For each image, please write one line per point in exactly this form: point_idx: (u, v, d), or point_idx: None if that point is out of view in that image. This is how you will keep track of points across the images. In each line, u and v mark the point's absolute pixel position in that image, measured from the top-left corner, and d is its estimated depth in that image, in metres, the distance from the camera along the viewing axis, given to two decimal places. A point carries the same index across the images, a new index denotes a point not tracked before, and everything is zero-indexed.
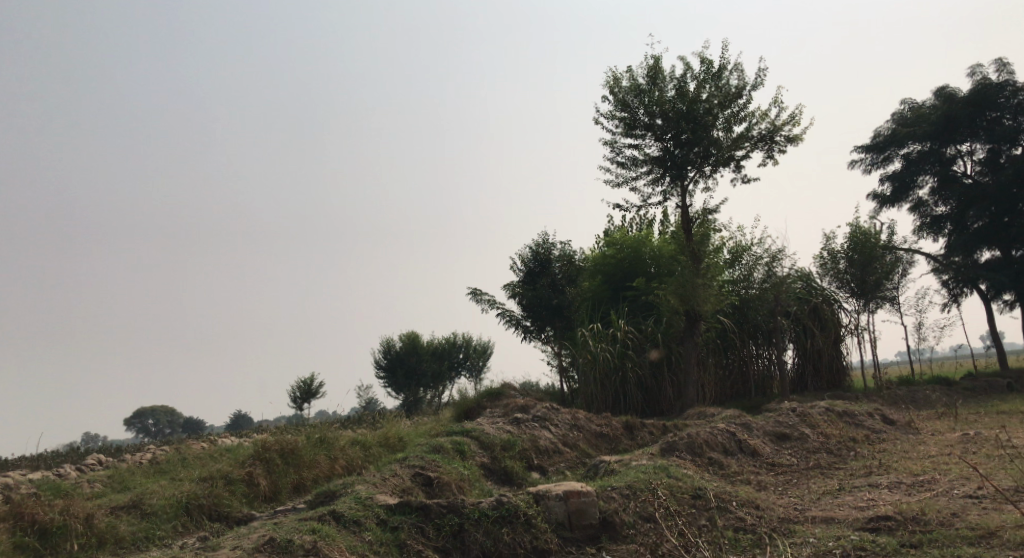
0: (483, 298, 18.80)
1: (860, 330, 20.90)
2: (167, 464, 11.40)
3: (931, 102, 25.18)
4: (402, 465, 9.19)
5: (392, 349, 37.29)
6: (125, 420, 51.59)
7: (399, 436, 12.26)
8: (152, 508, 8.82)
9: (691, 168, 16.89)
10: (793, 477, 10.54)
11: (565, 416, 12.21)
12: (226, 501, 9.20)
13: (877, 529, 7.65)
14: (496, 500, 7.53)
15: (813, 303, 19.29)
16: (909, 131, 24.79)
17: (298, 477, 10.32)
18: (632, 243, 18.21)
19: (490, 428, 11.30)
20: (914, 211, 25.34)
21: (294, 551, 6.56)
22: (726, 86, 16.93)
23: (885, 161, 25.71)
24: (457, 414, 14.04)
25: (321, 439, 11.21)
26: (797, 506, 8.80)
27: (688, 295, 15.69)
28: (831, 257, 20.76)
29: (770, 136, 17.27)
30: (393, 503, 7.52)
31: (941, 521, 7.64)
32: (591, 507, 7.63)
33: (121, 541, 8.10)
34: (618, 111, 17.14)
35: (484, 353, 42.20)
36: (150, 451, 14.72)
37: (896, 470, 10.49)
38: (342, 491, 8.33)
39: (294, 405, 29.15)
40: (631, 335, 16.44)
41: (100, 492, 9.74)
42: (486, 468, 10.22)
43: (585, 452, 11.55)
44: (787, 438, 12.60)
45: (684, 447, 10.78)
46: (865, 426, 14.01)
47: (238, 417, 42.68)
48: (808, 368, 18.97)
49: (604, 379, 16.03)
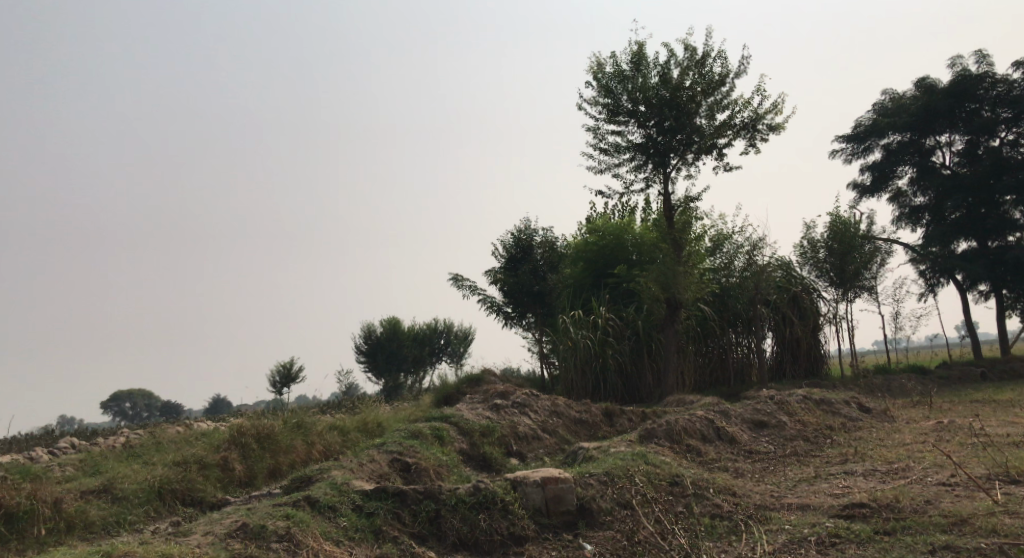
0: (464, 283, 18.69)
1: (838, 319, 21.03)
2: (140, 448, 11.24)
3: (912, 92, 25.27)
4: (379, 450, 9.13)
5: (373, 334, 37.14)
6: (102, 403, 51.07)
7: (378, 421, 12.19)
8: (124, 492, 8.69)
9: (673, 155, 16.85)
10: (770, 464, 10.59)
11: (544, 402, 12.18)
12: (200, 486, 9.15)
13: (851, 516, 7.68)
14: (473, 486, 7.49)
15: (793, 291, 19.36)
16: (889, 121, 24.87)
17: (274, 462, 10.22)
18: (614, 229, 18.21)
19: (470, 414, 11.26)
20: (893, 201, 25.48)
21: (267, 537, 6.49)
22: (710, 74, 16.89)
23: (865, 151, 25.79)
24: (437, 400, 13.97)
25: (298, 424, 11.11)
26: (774, 493, 8.83)
27: (669, 282, 15.72)
28: (811, 246, 20.85)
29: (753, 125, 17.27)
30: (368, 489, 7.45)
31: (915, 508, 7.68)
32: (568, 494, 7.59)
33: (91, 526, 8.00)
34: (601, 97, 17.06)
35: (466, 339, 42.05)
36: (125, 435, 14.54)
37: (871, 457, 10.57)
38: (317, 477, 8.26)
39: (273, 390, 28.96)
40: (612, 322, 16.45)
41: (71, 476, 9.59)
42: (465, 454, 10.19)
43: (564, 438, 11.53)
44: (765, 425, 12.65)
45: (663, 434, 10.80)
46: (842, 415, 14.10)
47: (217, 402, 42.40)
48: (787, 356, 19.06)
49: (584, 366, 15.99)
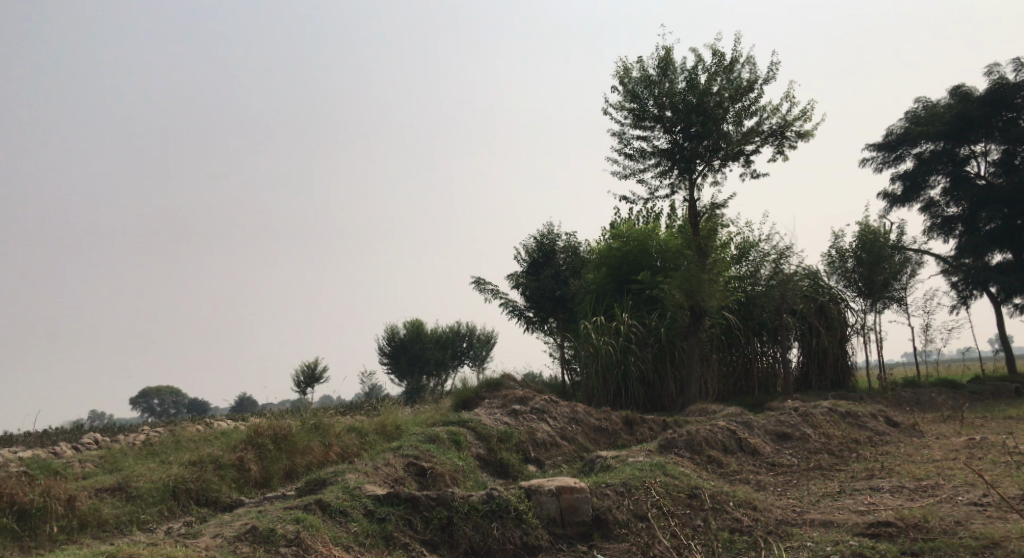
0: (486, 286, 18.58)
1: (866, 330, 20.69)
2: (160, 445, 11.25)
3: (946, 100, 24.78)
4: (396, 454, 9.04)
5: (396, 336, 37.16)
6: (131, 399, 51.65)
7: (396, 424, 12.11)
8: (139, 491, 8.70)
9: (700, 161, 16.65)
10: (793, 478, 10.37)
11: (564, 408, 12.04)
12: (215, 486, 9.14)
13: (877, 535, 7.46)
14: (487, 494, 7.37)
15: (820, 301, 19.02)
16: (922, 130, 24.41)
17: (290, 463, 10.18)
18: (638, 236, 18.25)
19: (488, 419, 11.13)
20: (925, 211, 25.03)
21: (275, 541, 6.42)
22: (738, 80, 16.67)
23: (896, 160, 25.37)
24: (456, 403, 13.88)
25: (316, 424, 11.05)
26: (796, 508, 8.62)
27: (693, 290, 15.49)
28: (839, 256, 20.49)
29: (781, 132, 17.02)
30: (381, 494, 7.36)
31: (944, 529, 7.44)
32: (584, 504, 7.46)
33: (104, 524, 8.02)
34: (627, 102, 16.91)
35: (489, 343, 41.85)
36: (147, 431, 14.61)
37: (899, 474, 10.30)
38: (331, 480, 8.18)
39: (297, 389, 29.07)
40: (634, 328, 16.27)
41: (89, 472, 9.63)
42: (482, 459, 10.07)
43: (583, 446, 11.37)
44: (788, 437, 12.40)
45: (683, 444, 10.60)
46: (868, 428, 13.80)
47: (242, 400, 42.76)
48: (812, 367, 18.78)
49: (606, 373, 15.84)
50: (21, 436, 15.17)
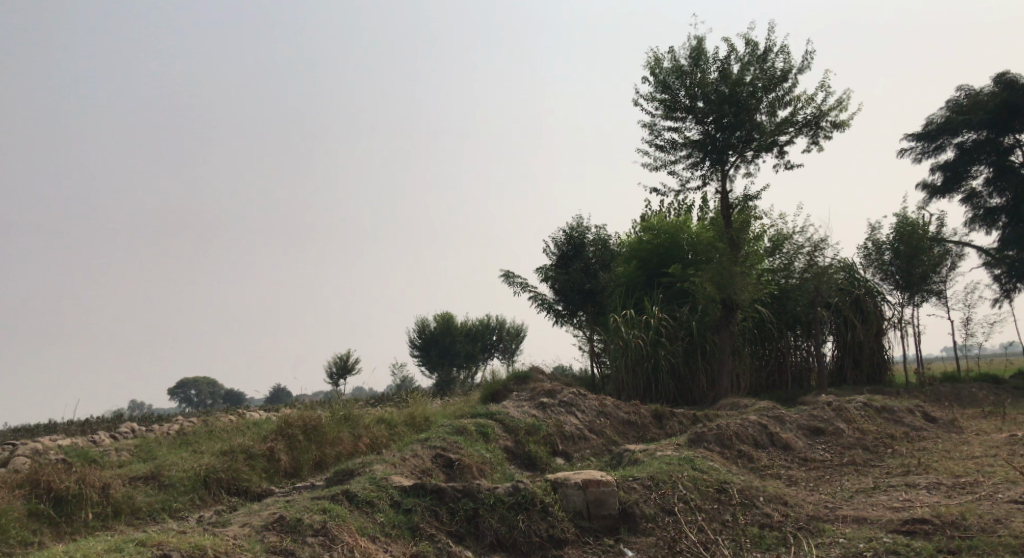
0: (515, 279, 18.56)
1: (903, 324, 20.34)
2: (193, 435, 11.41)
3: (989, 88, 24.20)
4: (423, 445, 9.06)
5: (427, 329, 37.33)
6: (169, 390, 52.49)
7: (425, 415, 12.16)
8: (171, 480, 8.82)
9: (732, 153, 16.43)
10: (826, 473, 10.23)
11: (592, 401, 11.98)
12: (246, 476, 9.26)
13: (912, 532, 7.32)
14: (513, 486, 7.36)
15: (855, 294, 18.77)
16: (964, 119, 23.90)
17: (320, 454, 10.25)
18: (669, 228, 17.87)
19: (515, 411, 11.12)
20: (966, 202, 24.53)
21: (302, 531, 6.47)
22: (772, 69, 16.42)
23: (936, 150, 24.87)
24: (484, 396, 13.89)
25: (345, 416, 11.11)
26: (828, 504, 8.49)
27: (724, 283, 15.33)
28: (876, 248, 20.13)
29: (816, 122, 16.74)
30: (407, 484, 7.38)
31: (982, 528, 7.27)
32: (610, 497, 7.41)
33: (137, 511, 8.16)
34: (658, 92, 16.75)
35: (519, 336, 41.83)
36: (182, 421, 14.82)
37: (936, 470, 10.09)
38: (359, 470, 8.23)
39: (330, 381, 29.34)
40: (665, 322, 16.14)
41: (125, 460, 9.79)
42: (510, 452, 10.06)
43: (612, 439, 11.32)
44: (821, 432, 12.23)
45: (713, 438, 10.49)
46: (905, 424, 13.55)
47: (277, 392, 43.28)
48: (847, 361, 18.52)
49: (636, 366, 15.74)
50: (61, 425, 15.48)
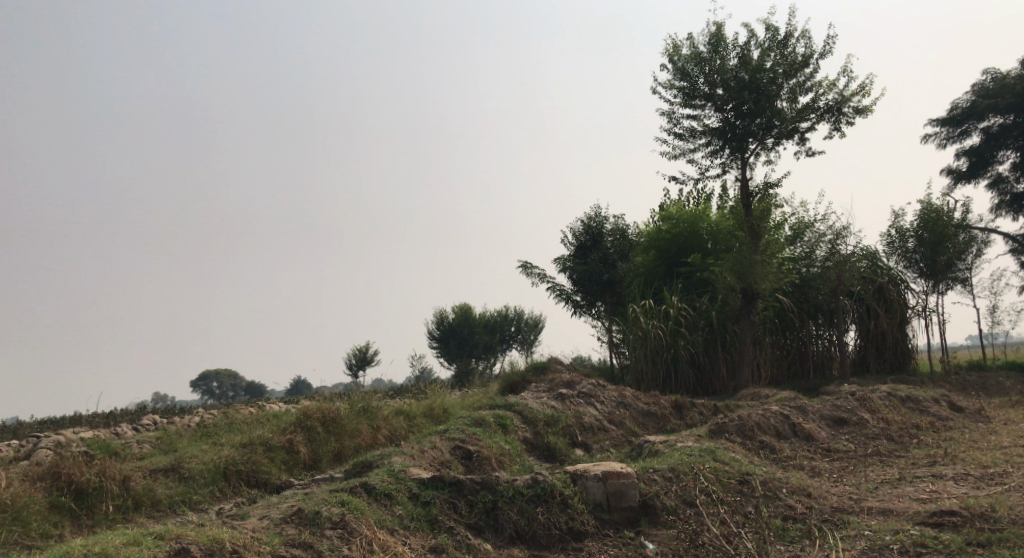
0: (533, 270, 18.46)
1: (927, 312, 20.06)
2: (213, 427, 11.44)
3: (1016, 72, 23.77)
4: (442, 437, 9.02)
5: (446, 320, 37.37)
6: (191, 382, 52.87)
7: (444, 407, 12.11)
8: (190, 472, 8.83)
9: (752, 140, 16.21)
10: (850, 464, 10.09)
11: (612, 392, 11.89)
12: (265, 468, 9.27)
13: (940, 525, 7.18)
14: (532, 478, 7.30)
15: (878, 282, 18.50)
16: (990, 103, 23.49)
17: (339, 446, 10.23)
18: (688, 218, 17.76)
19: (535, 403, 11.04)
20: (992, 188, 24.14)
21: (321, 523, 6.45)
22: (793, 54, 16.18)
23: (962, 135, 24.47)
24: (503, 387, 13.82)
25: (364, 408, 11.08)
26: (853, 495, 8.36)
27: (745, 272, 15.16)
28: (899, 236, 19.82)
29: (838, 107, 16.48)
30: (426, 477, 7.34)
31: (1013, 520, 7.13)
32: (631, 489, 7.33)
33: (157, 504, 8.19)
34: (677, 80, 16.56)
35: (537, 327, 41.77)
36: (203, 413, 14.87)
37: (963, 461, 9.92)
38: (377, 463, 8.20)
39: (350, 373, 29.45)
40: (684, 312, 15.99)
41: (146, 452, 9.84)
42: (529, 443, 10.01)
43: (631, 430, 11.22)
44: (845, 422, 12.07)
45: (734, 429, 10.37)
46: (931, 414, 13.35)
47: (297, 384, 43.51)
48: (870, 351, 18.28)
49: (655, 356, 15.61)
50: (85, 418, 15.62)
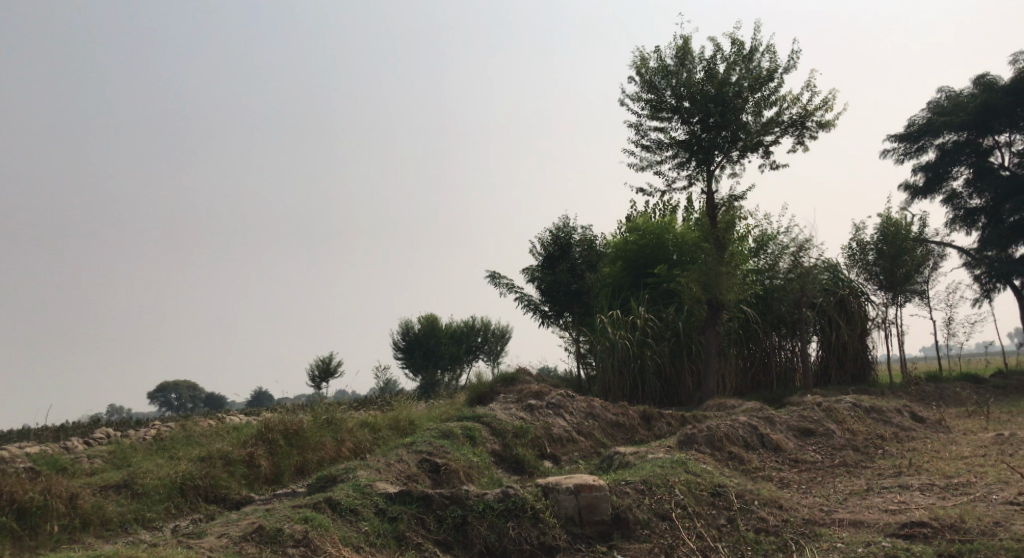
0: (501, 280, 18.30)
1: (887, 323, 20.30)
2: (170, 440, 11.06)
3: (969, 90, 24.32)
4: (408, 450, 8.80)
5: (411, 330, 36.99)
6: (148, 393, 51.55)
7: (410, 419, 11.86)
8: (144, 488, 8.51)
9: (718, 152, 16.27)
10: (818, 475, 10.06)
11: (580, 403, 11.76)
12: (224, 483, 8.96)
13: (911, 536, 7.15)
14: (503, 492, 7.11)
15: (840, 294, 18.68)
16: (945, 120, 23.96)
17: (301, 459, 9.95)
18: (654, 229, 17.73)
19: (503, 414, 10.87)
20: (947, 203, 24.59)
21: (283, 541, 6.21)
22: (757, 69, 16.30)
23: (918, 151, 24.88)
24: (471, 398, 13.62)
25: (327, 420, 10.79)
26: (824, 507, 8.31)
27: (710, 283, 15.17)
28: (860, 248, 20.07)
29: (802, 122, 16.62)
30: (393, 492, 7.11)
31: (983, 531, 7.11)
32: (603, 502, 7.18)
33: (108, 522, 7.85)
34: (644, 92, 16.58)
35: (503, 338, 41.59)
36: (158, 426, 14.41)
37: (928, 471, 9.97)
38: (342, 477, 7.95)
39: (312, 384, 28.94)
40: (651, 322, 15.94)
41: (97, 468, 9.45)
42: (497, 456, 9.82)
43: (600, 442, 11.09)
44: (811, 433, 12.07)
45: (704, 440, 10.30)
46: (894, 424, 13.44)
47: (259, 396, 42.69)
48: (832, 361, 18.41)
49: (622, 367, 15.54)
50: (34, 432, 15.05)
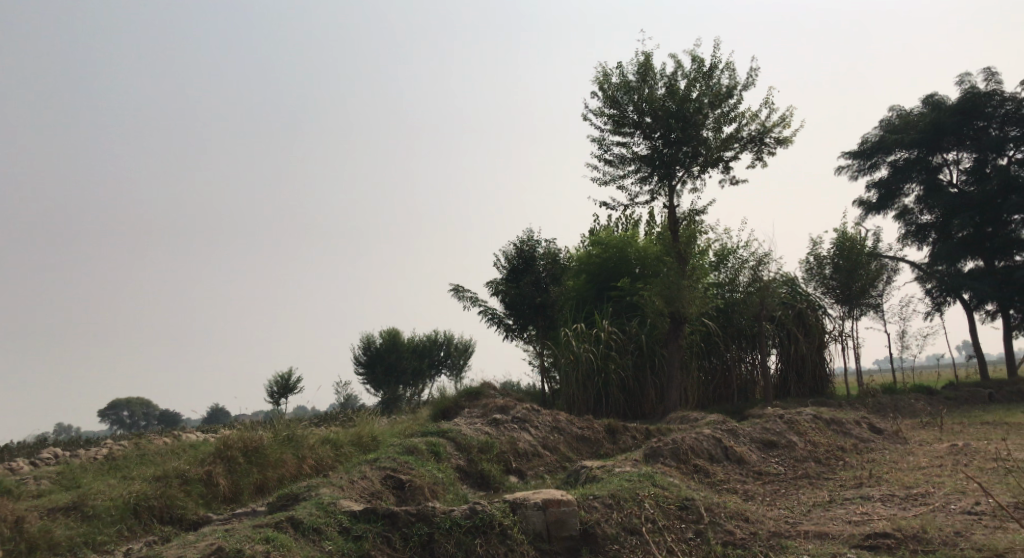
0: (464, 294, 18.19)
1: (844, 336, 20.61)
2: (123, 460, 10.72)
3: (919, 109, 24.94)
4: (372, 466, 8.63)
5: (373, 345, 36.64)
6: (100, 411, 50.22)
7: (373, 435, 11.66)
8: (95, 510, 8.22)
9: (679, 167, 16.40)
10: (782, 487, 10.11)
11: (546, 417, 11.69)
12: (180, 503, 8.69)
13: (876, 547, 7.18)
14: (470, 508, 6.98)
15: (797, 307, 18.94)
16: (897, 138, 24.53)
17: (261, 477, 9.70)
18: (617, 243, 17.94)
19: (468, 428, 10.74)
20: (899, 219, 25.11)
21: None
22: (717, 85, 16.50)
23: (872, 168, 25.40)
24: (434, 413, 13.47)
25: (288, 436, 10.56)
26: (789, 519, 8.33)
27: (673, 297, 15.26)
28: (817, 263, 20.40)
29: (760, 138, 16.85)
30: (357, 509, 6.95)
31: (944, 541, 7.19)
32: (571, 518, 7.11)
33: (56, 546, 7.56)
34: (607, 108, 16.66)
35: (466, 352, 41.40)
36: (110, 445, 13.99)
37: (888, 482, 10.07)
38: (304, 495, 7.76)
39: (271, 401, 28.43)
40: (614, 336, 15.98)
41: (44, 490, 9.11)
42: (462, 471, 9.69)
43: (566, 456, 11.03)
44: (774, 445, 12.13)
45: (669, 453, 10.29)
46: (853, 436, 13.59)
47: (215, 412, 41.84)
48: (791, 374, 18.59)
49: (586, 381, 15.52)
50: None
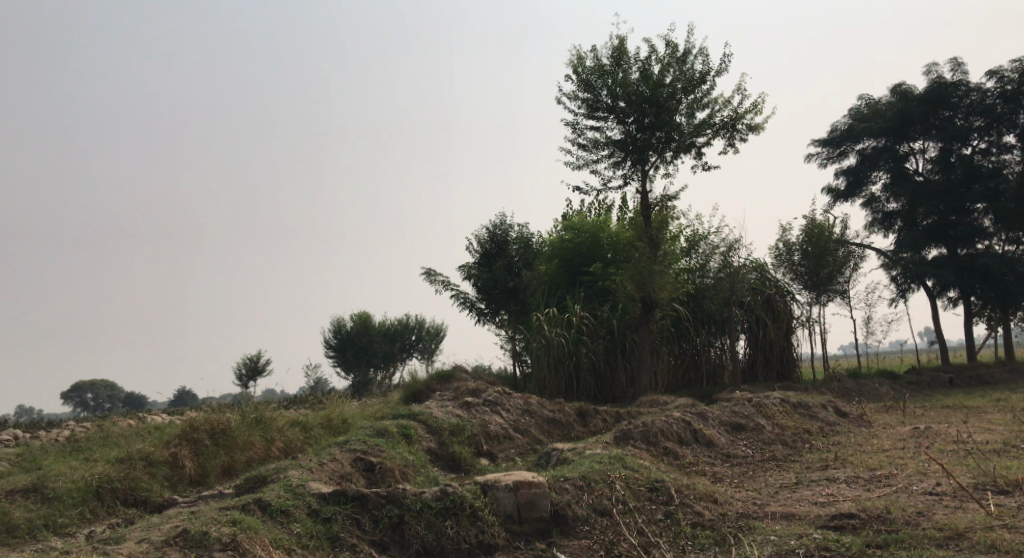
0: (436, 277, 18.10)
1: (811, 322, 20.85)
2: (86, 442, 10.54)
3: (887, 98, 25.20)
4: (342, 449, 8.56)
5: (343, 329, 36.39)
6: (62, 394, 49.32)
7: (343, 418, 11.57)
8: (56, 492, 8.06)
9: (652, 152, 16.41)
10: (749, 469, 10.21)
11: (517, 400, 11.67)
12: (145, 485, 8.57)
13: (841, 528, 7.27)
14: (440, 491, 6.95)
15: (767, 293, 19.08)
16: (865, 126, 24.78)
17: (229, 460, 9.58)
18: (590, 228, 17.94)
19: (439, 412, 10.69)
20: (866, 206, 25.38)
21: (209, 545, 5.95)
22: (691, 71, 16.49)
23: (840, 155, 25.63)
24: (406, 396, 13.40)
25: (257, 419, 10.43)
26: (756, 500, 8.42)
27: (645, 282, 15.30)
28: (786, 249, 20.57)
29: (733, 124, 16.90)
30: (326, 492, 6.89)
31: (907, 521, 7.30)
32: (542, 499, 7.10)
33: (15, 529, 7.42)
34: (581, 91, 16.60)
35: (438, 336, 41.28)
36: (73, 427, 13.75)
37: (852, 464, 10.21)
38: (273, 477, 7.68)
39: (239, 384, 28.19)
40: (586, 320, 16.04)
41: (4, 472, 8.93)
42: (433, 454, 9.66)
43: (536, 438, 11.04)
44: (742, 428, 12.24)
45: (639, 436, 10.34)
46: (820, 419, 13.76)
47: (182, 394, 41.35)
48: (759, 359, 18.75)
49: (558, 364, 15.54)
50: None
